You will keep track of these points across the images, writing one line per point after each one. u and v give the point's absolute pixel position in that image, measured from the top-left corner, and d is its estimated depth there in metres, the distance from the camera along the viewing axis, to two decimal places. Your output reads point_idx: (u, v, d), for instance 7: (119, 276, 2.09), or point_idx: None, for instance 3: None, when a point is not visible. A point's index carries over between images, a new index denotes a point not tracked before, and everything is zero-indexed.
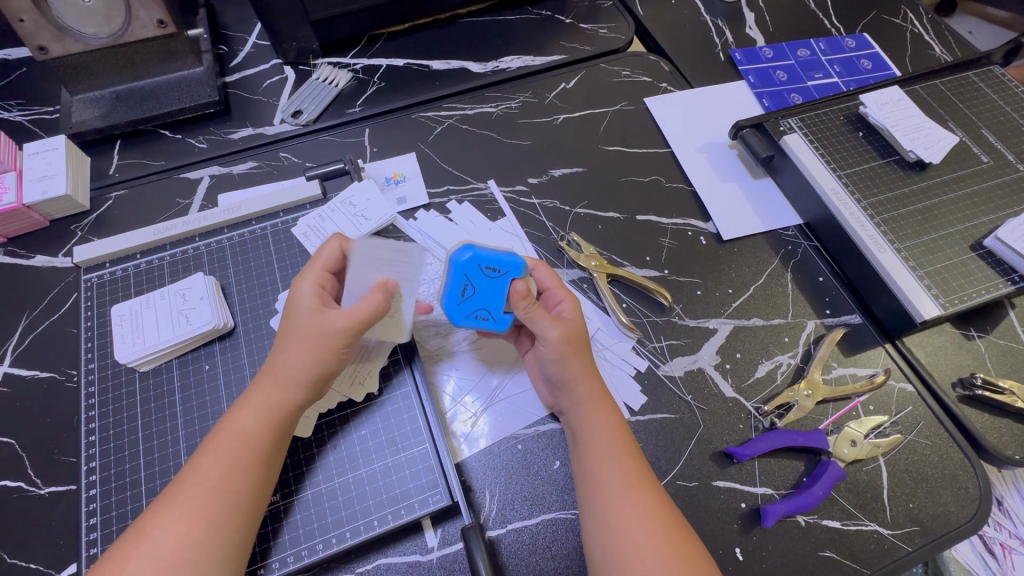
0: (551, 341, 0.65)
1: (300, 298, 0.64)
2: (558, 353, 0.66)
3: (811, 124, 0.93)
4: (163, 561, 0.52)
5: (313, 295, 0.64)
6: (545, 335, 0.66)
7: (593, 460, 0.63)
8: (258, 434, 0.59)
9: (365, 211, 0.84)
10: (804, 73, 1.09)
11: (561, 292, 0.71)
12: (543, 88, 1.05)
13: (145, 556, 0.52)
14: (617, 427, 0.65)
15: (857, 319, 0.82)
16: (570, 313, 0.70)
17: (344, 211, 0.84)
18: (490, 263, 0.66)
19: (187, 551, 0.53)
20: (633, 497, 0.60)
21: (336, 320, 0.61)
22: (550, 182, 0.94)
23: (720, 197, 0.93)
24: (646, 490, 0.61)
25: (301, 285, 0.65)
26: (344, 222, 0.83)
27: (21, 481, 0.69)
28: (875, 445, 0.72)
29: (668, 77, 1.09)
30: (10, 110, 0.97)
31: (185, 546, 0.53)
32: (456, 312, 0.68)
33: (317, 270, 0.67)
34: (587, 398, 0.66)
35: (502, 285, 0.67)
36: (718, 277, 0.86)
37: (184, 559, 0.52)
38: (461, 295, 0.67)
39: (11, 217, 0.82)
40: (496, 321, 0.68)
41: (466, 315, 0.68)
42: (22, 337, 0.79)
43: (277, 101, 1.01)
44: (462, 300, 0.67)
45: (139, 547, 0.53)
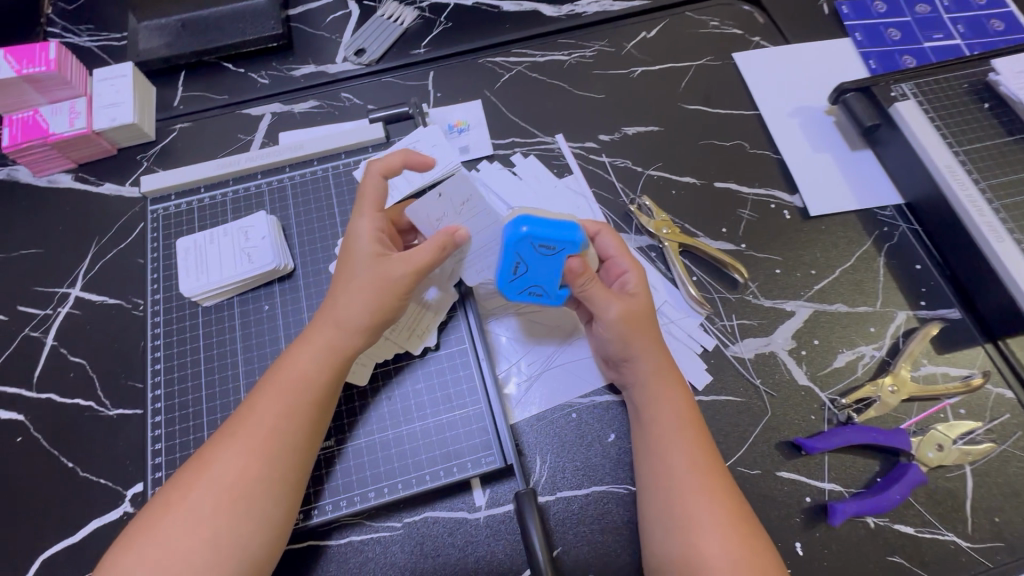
0: (614, 321, 0.62)
1: (360, 238, 0.62)
2: (620, 333, 0.63)
3: (928, 92, 0.82)
4: (223, 493, 0.53)
5: (373, 237, 0.62)
6: (609, 314, 0.62)
7: (657, 437, 0.60)
8: (316, 377, 0.58)
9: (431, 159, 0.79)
10: (921, 32, 0.96)
11: (626, 262, 0.66)
12: (622, 37, 0.96)
13: (206, 487, 0.53)
14: (684, 404, 0.62)
15: (956, 314, 0.74)
16: (634, 285, 0.65)
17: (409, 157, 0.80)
18: (543, 240, 0.59)
19: (247, 484, 0.53)
20: (700, 478, 0.57)
21: (396, 267, 0.60)
22: (622, 141, 0.88)
23: (811, 168, 0.85)
24: (713, 472, 0.58)
25: (359, 225, 0.63)
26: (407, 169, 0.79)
27: (92, 401, 0.72)
28: (964, 453, 0.66)
29: (762, 30, 0.98)
30: (80, 34, 0.96)
31: (245, 481, 0.53)
32: (510, 290, 0.64)
33: (367, 207, 0.64)
34: (654, 371, 0.63)
35: (558, 261, 0.61)
36: (801, 256, 0.79)
37: (243, 494, 0.53)
38: (515, 273, 0.62)
39: (82, 143, 0.83)
40: (552, 296, 0.65)
41: (521, 291, 0.64)
42: (92, 264, 0.80)
43: (340, 37, 0.96)
44: (515, 277, 0.63)
45: (201, 475, 0.54)
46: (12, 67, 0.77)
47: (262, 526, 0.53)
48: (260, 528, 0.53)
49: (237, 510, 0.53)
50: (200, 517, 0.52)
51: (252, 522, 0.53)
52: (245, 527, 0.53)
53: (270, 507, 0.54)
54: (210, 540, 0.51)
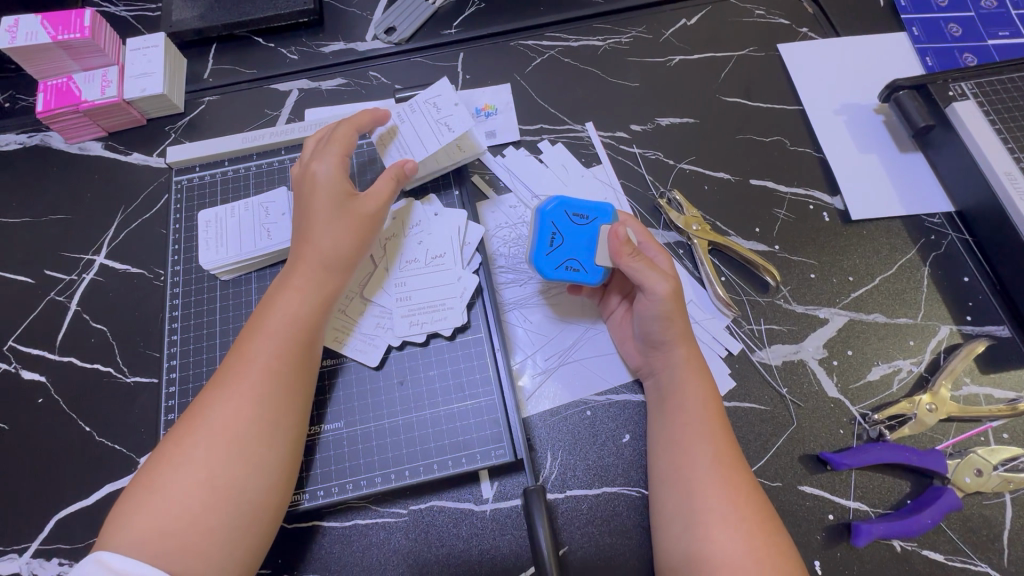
0: (664, 295, 0.60)
1: (321, 181, 0.64)
2: (666, 310, 0.61)
3: (990, 92, 0.76)
4: (218, 437, 0.52)
5: (336, 175, 0.65)
6: (658, 289, 0.60)
7: (680, 427, 0.59)
8: (305, 317, 0.60)
9: (450, 121, 0.70)
10: (985, 29, 0.89)
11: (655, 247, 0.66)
12: (660, 23, 0.92)
13: (201, 433, 0.52)
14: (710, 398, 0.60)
15: (1005, 332, 0.70)
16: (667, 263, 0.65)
17: (424, 117, 0.71)
18: (578, 210, 0.65)
19: (243, 424, 0.53)
20: (721, 472, 0.55)
21: (368, 203, 0.64)
22: (655, 132, 0.84)
23: (855, 169, 0.80)
24: (734, 467, 0.56)
25: (320, 165, 0.65)
26: (423, 131, 0.70)
27: (111, 367, 0.73)
28: (1006, 480, 0.61)
29: (811, 21, 0.93)
30: (116, 3, 0.97)
31: (238, 422, 0.53)
32: (546, 264, 0.64)
33: (332, 148, 0.66)
34: (683, 360, 0.62)
35: (593, 231, 0.65)
36: (839, 262, 0.75)
37: (239, 435, 0.53)
38: (552, 244, 0.64)
39: (112, 111, 0.83)
40: (590, 272, 0.64)
41: (557, 265, 0.64)
42: (117, 232, 0.81)
43: (371, 15, 0.95)
44: (551, 249, 0.64)
45: (195, 426, 0.53)
46: (49, 33, 0.78)
47: (258, 467, 0.53)
48: (256, 471, 0.52)
49: (233, 451, 0.52)
50: (197, 461, 0.51)
51: (247, 463, 0.52)
52: (241, 469, 0.52)
53: (266, 448, 0.53)
54: (208, 484, 0.50)
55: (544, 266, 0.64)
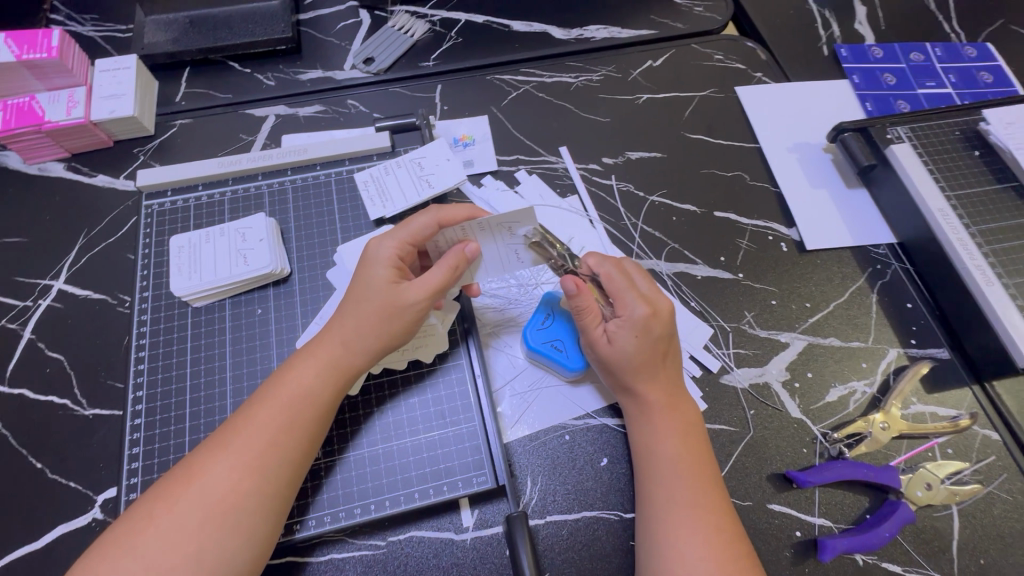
0: (629, 346, 0.62)
1: (376, 262, 0.61)
2: (636, 357, 0.62)
3: (922, 136, 0.84)
4: (211, 506, 0.51)
5: (390, 262, 0.61)
6: (625, 343, 0.62)
7: (664, 513, 0.58)
8: (318, 393, 0.58)
9: (521, 251, 0.64)
10: (915, 80, 0.99)
11: (624, 303, 0.63)
12: (629, 63, 0.98)
13: (194, 500, 0.51)
14: (693, 448, 0.61)
15: (945, 354, 0.76)
16: (641, 309, 0.63)
17: (496, 242, 0.63)
18: (539, 320, 0.71)
19: (239, 497, 0.52)
20: (699, 521, 0.57)
21: (411, 293, 0.60)
22: (626, 165, 0.89)
23: (809, 204, 0.86)
24: (716, 516, 0.57)
25: (380, 247, 0.62)
26: (490, 254, 0.65)
27: (68, 399, 0.69)
28: (953, 492, 0.66)
29: (764, 66, 1.01)
30: (83, 23, 0.95)
31: (231, 495, 0.52)
32: (578, 361, 0.69)
33: (397, 232, 0.62)
34: (664, 410, 0.62)
35: (563, 316, 0.72)
36: (797, 290, 0.80)
37: (232, 509, 0.52)
38: (557, 348, 0.70)
39: (78, 133, 0.81)
40: None
41: (557, 351, 0.70)
42: (78, 256, 0.78)
43: (350, 45, 0.97)
44: (566, 352, 0.70)
45: (189, 488, 0.52)
46: (13, 52, 0.76)
47: (249, 539, 0.52)
48: (245, 545, 0.52)
49: (225, 524, 0.51)
50: (186, 529, 0.50)
51: (238, 537, 0.51)
52: (231, 541, 0.51)
53: (258, 522, 0.52)
54: (194, 555, 0.50)
55: (572, 362, 0.69)
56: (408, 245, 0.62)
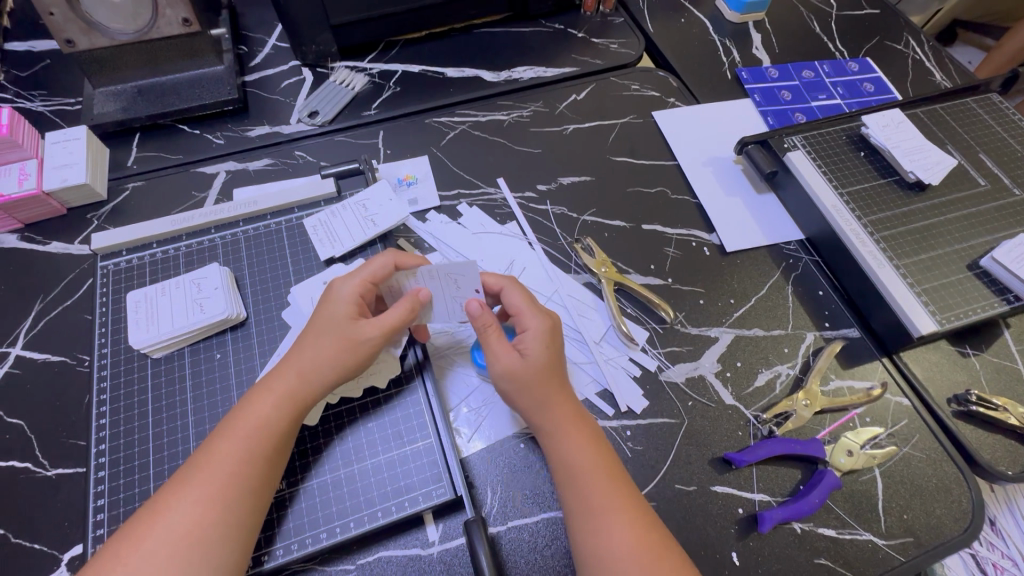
0: (501, 373, 0.66)
1: (338, 300, 0.66)
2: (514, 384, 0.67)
3: (814, 143, 0.95)
4: (177, 541, 0.54)
5: (352, 300, 0.66)
6: (497, 367, 0.67)
7: (585, 517, 0.61)
8: (276, 424, 0.61)
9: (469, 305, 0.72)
10: (809, 94, 1.12)
11: (530, 320, 0.70)
12: (555, 98, 1.08)
13: (161, 536, 0.54)
14: (598, 448, 0.66)
15: (855, 333, 0.84)
16: (530, 340, 0.69)
17: (442, 293, 0.71)
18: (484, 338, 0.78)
19: (205, 529, 0.55)
20: (621, 519, 0.60)
21: (368, 330, 0.65)
22: (559, 190, 0.97)
23: (725, 210, 0.95)
24: (636, 514, 0.61)
25: (342, 286, 0.67)
26: (439, 304, 0.72)
27: (29, 462, 0.70)
28: (872, 456, 0.73)
29: (676, 92, 1.12)
30: (33, 100, 0.99)
31: (196, 527, 0.55)
32: None
33: (357, 273, 0.68)
34: (571, 422, 0.66)
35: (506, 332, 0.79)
36: (721, 288, 0.88)
37: (198, 540, 0.54)
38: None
39: (30, 203, 0.84)
40: None
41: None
42: (35, 321, 0.80)
43: (295, 101, 1.03)
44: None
45: (155, 526, 0.55)
46: None
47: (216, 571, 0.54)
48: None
49: (192, 557, 0.53)
50: (153, 566, 0.52)
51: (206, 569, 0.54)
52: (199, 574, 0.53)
53: (224, 553, 0.55)
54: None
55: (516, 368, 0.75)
56: (368, 285, 0.68)
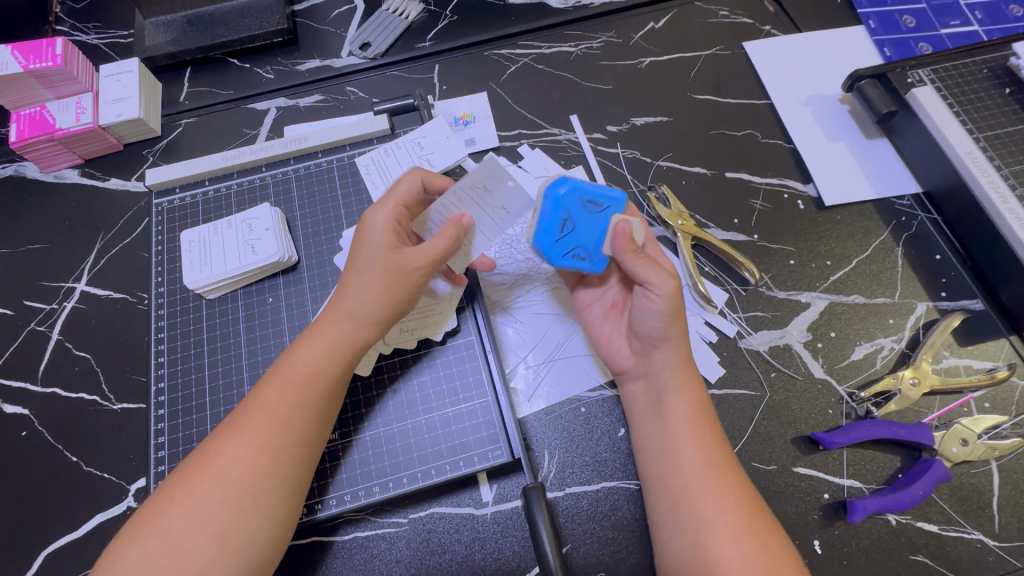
0: (670, 290, 0.58)
1: (373, 229, 0.61)
2: (668, 308, 0.59)
3: (946, 77, 0.79)
4: (229, 487, 0.52)
5: (387, 228, 0.61)
6: (663, 285, 0.59)
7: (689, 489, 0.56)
8: (325, 370, 0.58)
9: (510, 206, 0.62)
10: (938, 20, 0.93)
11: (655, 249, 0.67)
12: (629, 27, 0.95)
13: (213, 482, 0.53)
14: (705, 411, 0.60)
15: (979, 305, 0.72)
16: (669, 267, 0.64)
17: (481, 207, 0.62)
18: (590, 197, 0.61)
19: (257, 476, 0.53)
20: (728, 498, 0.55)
21: (412, 259, 0.59)
22: (631, 132, 0.86)
23: (825, 157, 0.82)
24: (743, 495, 0.56)
25: (375, 216, 0.61)
26: (482, 224, 0.63)
27: (96, 395, 0.71)
28: (991, 448, 0.63)
29: (773, 19, 0.96)
30: (87, 32, 0.97)
31: (248, 473, 0.53)
32: (552, 252, 0.62)
33: (388, 199, 0.63)
34: (673, 363, 0.61)
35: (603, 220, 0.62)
36: (817, 247, 0.77)
37: (250, 487, 0.53)
38: (562, 229, 0.61)
39: (87, 138, 0.83)
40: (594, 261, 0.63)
41: (564, 252, 0.62)
42: (97, 258, 0.80)
43: (345, 32, 0.96)
44: (589, 259, 0.63)
45: (207, 470, 0.53)
46: (19, 62, 0.77)
47: (268, 519, 0.53)
48: (265, 524, 0.53)
49: (244, 503, 0.52)
50: (207, 510, 0.52)
51: (258, 516, 0.53)
52: (251, 521, 0.52)
53: (277, 502, 0.54)
54: (216, 536, 0.51)
55: (597, 264, 0.63)
56: (402, 210, 0.62)
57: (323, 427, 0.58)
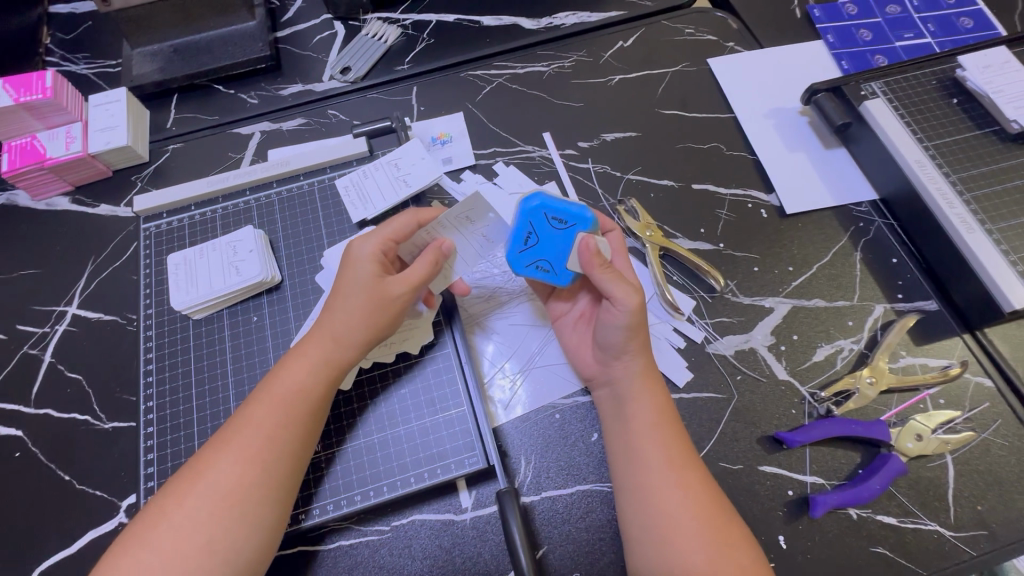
0: (632, 304, 0.62)
1: (361, 258, 0.65)
2: (629, 320, 0.63)
3: (897, 89, 0.83)
4: (218, 500, 0.55)
5: (373, 257, 0.64)
6: (627, 300, 0.62)
7: (649, 488, 0.59)
8: (311, 388, 0.61)
9: (488, 234, 0.67)
10: (892, 33, 0.98)
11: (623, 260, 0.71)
12: (599, 47, 0.99)
13: (202, 495, 0.55)
14: (667, 413, 0.63)
15: (933, 306, 0.75)
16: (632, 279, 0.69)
17: (462, 235, 0.67)
18: (557, 215, 0.65)
19: (244, 490, 0.56)
20: (686, 496, 0.58)
21: (397, 286, 0.63)
22: (602, 147, 0.90)
23: (787, 168, 0.86)
24: (704, 491, 0.59)
25: (363, 246, 0.65)
26: (464, 248, 0.68)
27: (87, 415, 0.74)
28: (944, 442, 0.66)
29: (736, 36, 1.00)
30: (77, 63, 1.00)
31: (236, 487, 0.56)
32: (516, 260, 0.67)
33: (378, 231, 0.66)
34: (634, 372, 0.65)
35: (567, 237, 0.65)
36: (779, 254, 0.80)
37: (238, 500, 0.55)
38: (526, 243, 0.66)
39: (77, 166, 0.86)
40: (558, 274, 0.67)
41: (528, 264, 0.66)
42: (88, 282, 0.83)
43: (326, 57, 0.99)
44: (553, 273, 0.67)
45: (196, 484, 0.56)
46: (10, 95, 0.80)
47: (256, 528, 0.56)
48: (253, 534, 0.55)
49: (232, 516, 0.55)
50: (196, 522, 0.54)
51: (246, 526, 0.55)
52: (239, 531, 0.55)
53: (264, 513, 0.56)
54: (205, 547, 0.53)
55: (562, 277, 0.67)
56: (389, 242, 0.66)
57: (309, 443, 0.60)
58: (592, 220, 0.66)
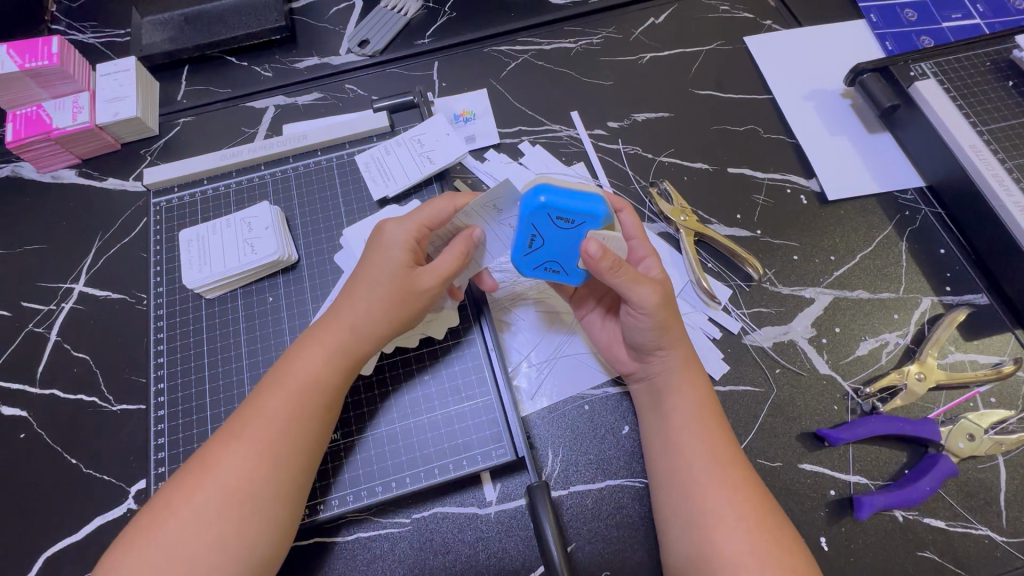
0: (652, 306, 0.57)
1: (393, 246, 0.60)
2: (657, 319, 0.58)
3: (949, 70, 0.79)
4: (230, 494, 0.52)
5: (407, 247, 0.60)
6: (645, 301, 0.57)
7: (694, 487, 0.55)
8: (328, 379, 0.58)
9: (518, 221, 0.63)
10: (939, 13, 0.92)
11: (645, 247, 0.65)
12: (629, 23, 0.94)
13: (213, 488, 0.52)
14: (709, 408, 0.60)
15: (983, 299, 0.72)
16: (658, 273, 0.63)
17: (491, 223, 0.63)
18: (563, 213, 0.56)
19: (258, 484, 0.53)
20: (734, 495, 0.54)
21: (427, 278, 0.59)
22: (633, 128, 0.86)
23: (828, 153, 0.82)
24: (750, 490, 0.55)
25: (396, 232, 0.61)
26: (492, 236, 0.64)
27: (95, 397, 0.71)
28: (998, 442, 0.63)
29: (774, 14, 0.95)
30: (84, 31, 0.96)
31: (248, 482, 0.53)
32: (524, 264, 0.62)
33: (412, 216, 0.61)
34: (673, 365, 0.61)
35: (576, 237, 0.58)
36: (820, 242, 0.76)
37: (251, 494, 0.52)
38: (531, 246, 0.59)
39: (84, 137, 0.82)
40: (570, 274, 0.62)
41: (537, 266, 0.62)
42: (95, 259, 0.79)
43: (344, 29, 0.95)
44: (564, 271, 0.62)
45: (206, 477, 0.53)
46: (15, 62, 0.76)
47: (268, 526, 0.53)
48: (266, 531, 0.53)
49: (245, 512, 0.52)
50: (206, 517, 0.51)
51: (258, 523, 0.52)
52: (251, 528, 0.52)
53: (278, 509, 0.53)
54: (216, 543, 0.50)
55: (573, 277, 0.63)
56: (424, 229, 0.61)
57: (324, 436, 0.57)
58: (604, 215, 0.56)
